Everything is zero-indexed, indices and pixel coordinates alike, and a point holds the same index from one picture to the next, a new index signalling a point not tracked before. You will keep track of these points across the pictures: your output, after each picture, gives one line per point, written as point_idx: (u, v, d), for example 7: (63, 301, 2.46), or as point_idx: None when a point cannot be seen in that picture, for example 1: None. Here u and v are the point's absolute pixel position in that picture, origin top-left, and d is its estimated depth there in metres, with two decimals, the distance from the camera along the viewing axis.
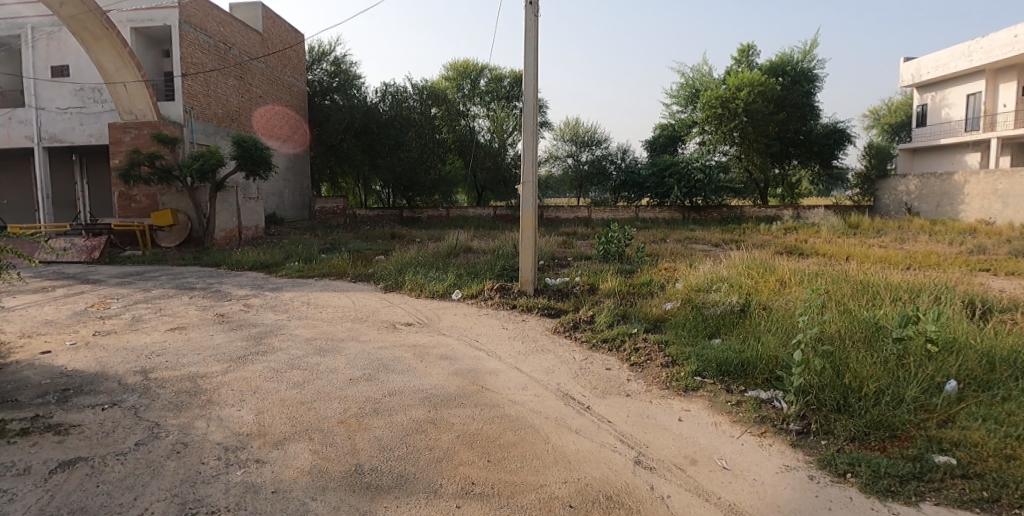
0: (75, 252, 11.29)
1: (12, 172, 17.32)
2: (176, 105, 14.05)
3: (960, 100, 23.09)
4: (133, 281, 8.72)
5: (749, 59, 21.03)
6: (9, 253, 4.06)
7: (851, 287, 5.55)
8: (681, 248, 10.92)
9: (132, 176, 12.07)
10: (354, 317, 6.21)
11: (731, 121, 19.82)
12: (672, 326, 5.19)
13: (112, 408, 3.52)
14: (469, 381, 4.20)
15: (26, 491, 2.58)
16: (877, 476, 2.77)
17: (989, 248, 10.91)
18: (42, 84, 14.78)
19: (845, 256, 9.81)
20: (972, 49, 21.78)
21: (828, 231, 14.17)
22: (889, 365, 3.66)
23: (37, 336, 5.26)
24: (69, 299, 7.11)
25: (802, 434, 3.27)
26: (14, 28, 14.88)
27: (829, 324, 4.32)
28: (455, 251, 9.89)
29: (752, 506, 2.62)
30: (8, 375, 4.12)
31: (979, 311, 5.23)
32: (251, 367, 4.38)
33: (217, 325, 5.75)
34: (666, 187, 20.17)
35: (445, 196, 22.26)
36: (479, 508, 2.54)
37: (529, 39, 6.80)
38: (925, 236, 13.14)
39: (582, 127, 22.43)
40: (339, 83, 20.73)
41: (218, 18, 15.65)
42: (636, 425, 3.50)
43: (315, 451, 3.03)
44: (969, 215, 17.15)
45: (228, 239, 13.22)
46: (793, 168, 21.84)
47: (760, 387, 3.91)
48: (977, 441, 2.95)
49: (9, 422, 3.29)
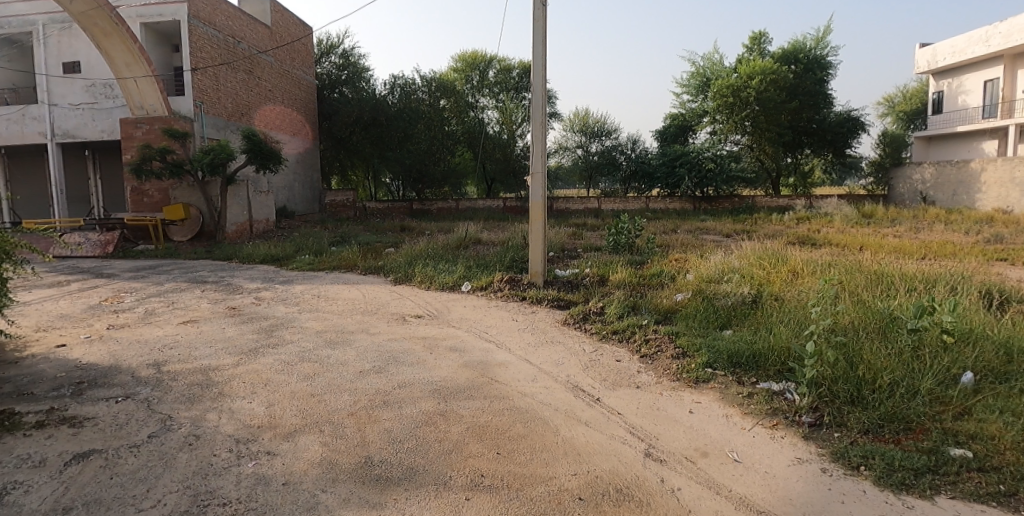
0: (89, 247, 11.47)
1: (26, 168, 17.55)
2: (186, 100, 14.13)
3: (978, 86, 22.60)
4: (146, 275, 8.80)
5: (761, 47, 20.76)
6: (21, 249, 4.08)
7: (865, 277, 5.49)
8: (692, 239, 10.87)
9: (144, 171, 12.17)
10: (364, 310, 6.24)
11: (744, 110, 19.50)
12: (682, 317, 5.13)
13: (125, 401, 3.56)
14: (478, 373, 4.21)
15: (41, 484, 2.61)
16: (891, 469, 2.73)
17: (1006, 237, 10.72)
18: (54, 81, 14.93)
19: (859, 245, 9.68)
20: (990, 33, 21.27)
21: (841, 220, 14.02)
22: (903, 356, 3.60)
23: (52, 330, 5.33)
24: (83, 292, 7.21)
25: (815, 426, 3.25)
26: (25, 25, 15.04)
27: (842, 315, 4.28)
28: (464, 243, 9.88)
29: (763, 500, 2.59)
30: (23, 369, 4.18)
31: (996, 301, 5.16)
32: (263, 359, 4.42)
33: (228, 318, 5.80)
34: (677, 177, 20.02)
35: (454, 188, 22.09)
36: (489, 501, 2.54)
37: (537, 29, 6.73)
38: (940, 225, 12.89)
39: (591, 118, 22.40)
40: (349, 76, 20.91)
41: (228, 12, 15.69)
42: (646, 417, 3.47)
43: (325, 443, 3.04)
44: (986, 204, 16.84)
45: (240, 233, 13.43)
46: (806, 157, 21.59)
47: (772, 379, 3.85)
48: (994, 434, 2.90)
49: (25, 415, 3.34)
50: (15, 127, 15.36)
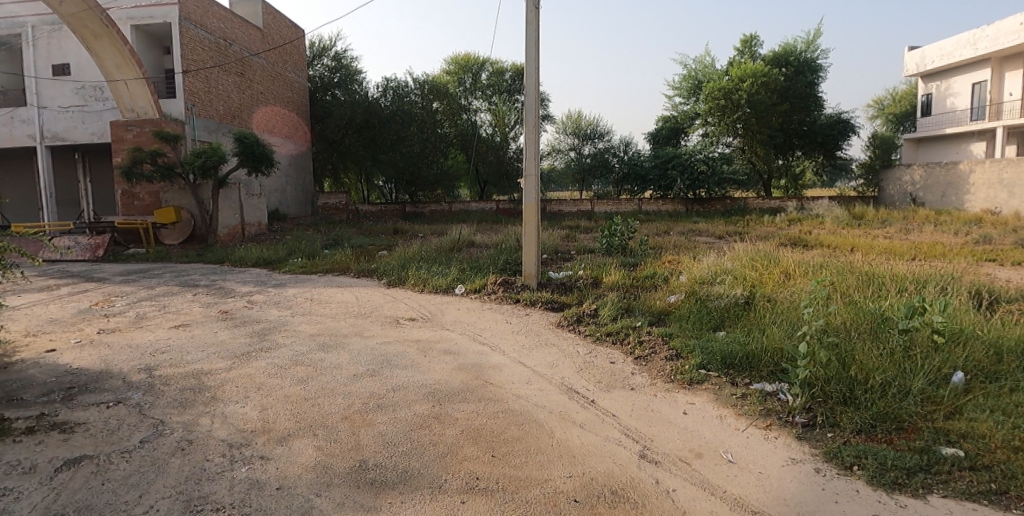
0: (79, 250, 11.36)
1: (14, 171, 17.39)
2: (177, 102, 14.05)
3: (966, 89, 22.86)
4: (137, 279, 8.74)
5: (752, 50, 20.92)
6: (10, 253, 4.03)
7: (857, 277, 5.54)
8: (684, 240, 10.90)
9: (135, 174, 12.08)
10: (358, 313, 6.21)
11: (735, 112, 19.62)
12: (676, 319, 5.14)
13: (117, 405, 3.52)
14: (472, 376, 4.20)
15: (31, 490, 2.58)
16: (884, 468, 2.75)
17: (995, 238, 10.86)
18: (43, 83, 14.81)
19: (850, 247, 9.76)
20: (977, 37, 21.54)
21: (832, 221, 14.13)
22: (895, 356, 3.63)
23: (41, 334, 5.27)
24: (73, 297, 7.15)
25: (808, 427, 3.27)
26: (14, 27, 14.92)
27: (834, 315, 4.32)
28: (458, 245, 9.88)
29: (758, 500, 2.60)
30: (13, 374, 4.14)
31: (986, 302, 5.22)
32: (256, 363, 4.39)
33: (221, 322, 5.77)
34: (669, 179, 20.10)
35: (448, 191, 22.08)
36: (485, 503, 2.53)
37: (530, 32, 6.75)
38: (930, 227, 13.03)
39: (584, 120, 22.47)
40: (341, 78, 20.88)
41: (220, 14, 15.64)
42: (641, 419, 3.48)
43: (319, 447, 3.02)
44: (974, 205, 17.05)
45: (232, 236, 13.31)
46: (797, 159, 21.73)
47: (766, 380, 3.87)
48: (984, 433, 2.93)
49: (15, 420, 3.30)
50: (3, 130, 15.21)
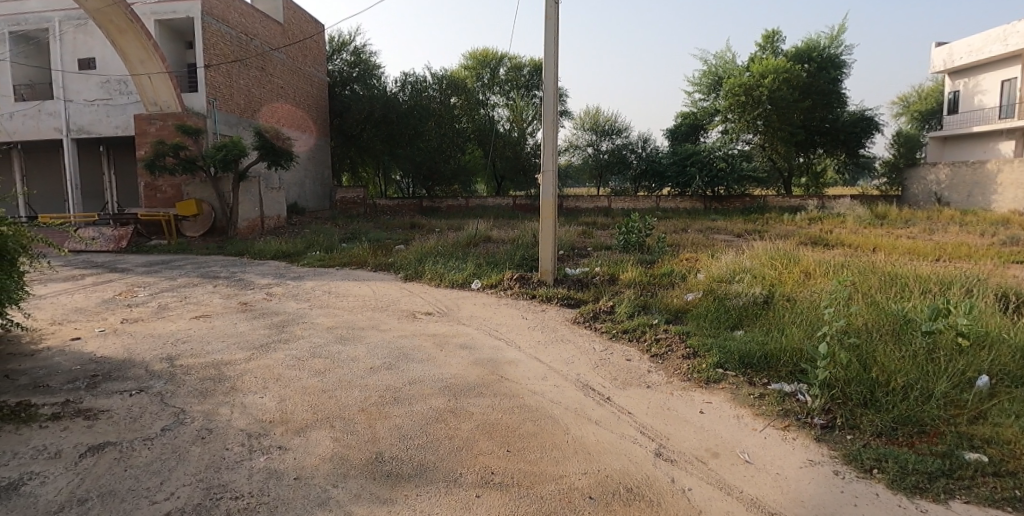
0: (103, 241, 11.62)
1: (42, 163, 17.81)
2: (199, 97, 14.26)
3: (995, 86, 22.26)
4: (159, 270, 8.90)
5: (774, 45, 20.57)
6: (38, 243, 4.12)
7: (879, 278, 5.43)
8: (702, 238, 10.79)
9: (157, 167, 12.30)
10: (375, 306, 6.25)
11: (756, 109, 19.25)
12: (693, 317, 5.09)
13: (139, 394, 3.59)
14: (488, 371, 4.20)
15: (57, 475, 2.65)
16: (905, 472, 2.69)
17: (1022, 239, 10.58)
18: (69, 77, 15.12)
19: (871, 247, 9.60)
20: (1008, 32, 20.95)
21: (853, 220, 13.91)
22: (917, 359, 3.56)
23: (67, 323, 5.40)
24: (96, 286, 7.29)
25: (827, 428, 3.21)
26: (42, 22, 15.26)
27: (856, 316, 4.24)
28: (474, 241, 9.88)
29: (776, 501, 2.57)
30: (40, 361, 4.25)
31: (1012, 305, 5.08)
32: (274, 355, 4.44)
33: (240, 313, 5.85)
34: (688, 176, 19.93)
35: (464, 186, 22.16)
36: (500, 498, 2.54)
37: (550, 26, 6.71)
38: (955, 227, 12.74)
39: (602, 116, 22.34)
40: (360, 73, 21.02)
41: (241, 9, 15.80)
42: (657, 417, 3.45)
43: (336, 438, 3.05)
44: (1002, 205, 16.63)
45: (251, 229, 13.45)
46: (818, 157, 21.37)
47: (784, 380, 3.82)
48: (1010, 438, 2.85)
49: (41, 407, 3.38)
50: (31, 123, 15.55)
